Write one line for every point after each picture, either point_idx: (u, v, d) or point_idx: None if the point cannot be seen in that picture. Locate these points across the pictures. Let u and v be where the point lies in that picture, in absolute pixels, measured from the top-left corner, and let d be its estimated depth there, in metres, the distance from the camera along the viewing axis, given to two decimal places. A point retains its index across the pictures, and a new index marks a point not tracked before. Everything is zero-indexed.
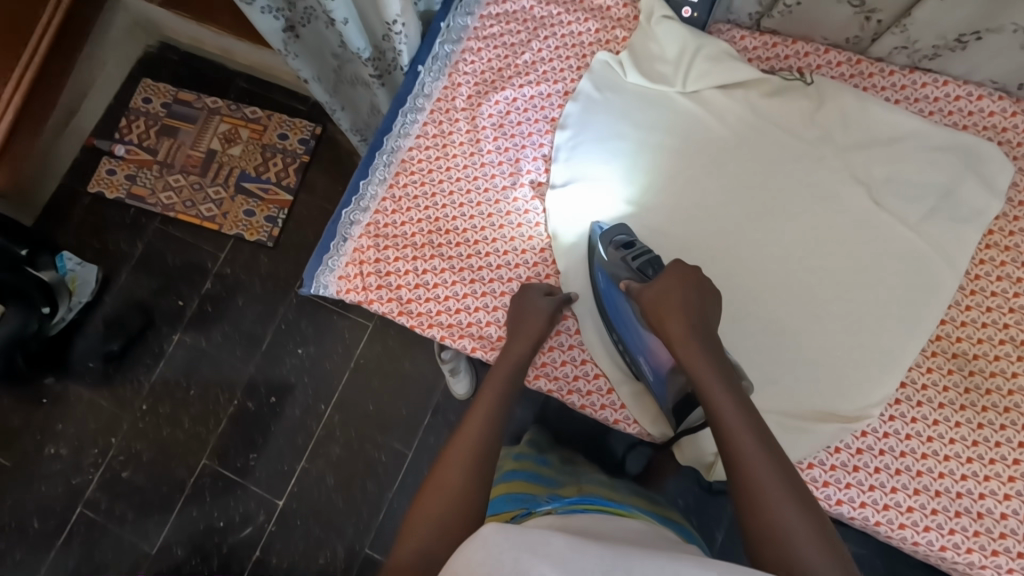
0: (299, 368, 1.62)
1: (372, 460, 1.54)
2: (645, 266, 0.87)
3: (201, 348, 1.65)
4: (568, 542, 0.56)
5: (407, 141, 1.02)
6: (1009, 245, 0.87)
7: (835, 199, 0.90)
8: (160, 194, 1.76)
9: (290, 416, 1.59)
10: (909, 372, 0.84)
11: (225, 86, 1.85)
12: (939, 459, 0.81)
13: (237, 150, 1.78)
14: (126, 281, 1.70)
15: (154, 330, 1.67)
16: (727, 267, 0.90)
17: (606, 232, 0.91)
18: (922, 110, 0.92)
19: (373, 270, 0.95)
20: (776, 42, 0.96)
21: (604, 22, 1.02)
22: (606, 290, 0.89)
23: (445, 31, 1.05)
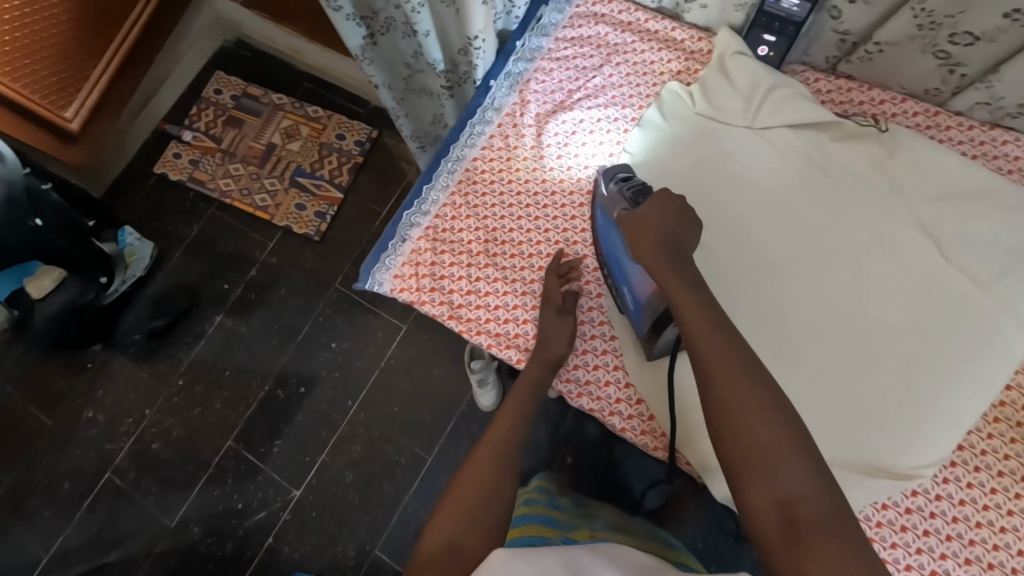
0: (331, 362, 1.66)
1: (391, 462, 1.55)
2: (638, 197, 0.88)
3: (240, 333, 1.70)
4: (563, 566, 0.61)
5: (473, 150, 1.04)
6: None
7: (902, 249, 0.88)
8: (219, 181, 1.84)
9: (317, 408, 1.62)
10: (969, 436, 0.82)
11: (291, 85, 1.94)
12: (994, 530, 0.78)
13: (295, 146, 1.86)
14: (179, 261, 1.78)
15: (197, 310, 1.73)
16: (783, 307, 0.89)
17: (608, 171, 0.94)
18: (1001, 167, 0.90)
19: (428, 273, 0.97)
20: (852, 87, 0.96)
21: (677, 54, 1.04)
22: (603, 227, 0.92)
23: (519, 50, 1.09)
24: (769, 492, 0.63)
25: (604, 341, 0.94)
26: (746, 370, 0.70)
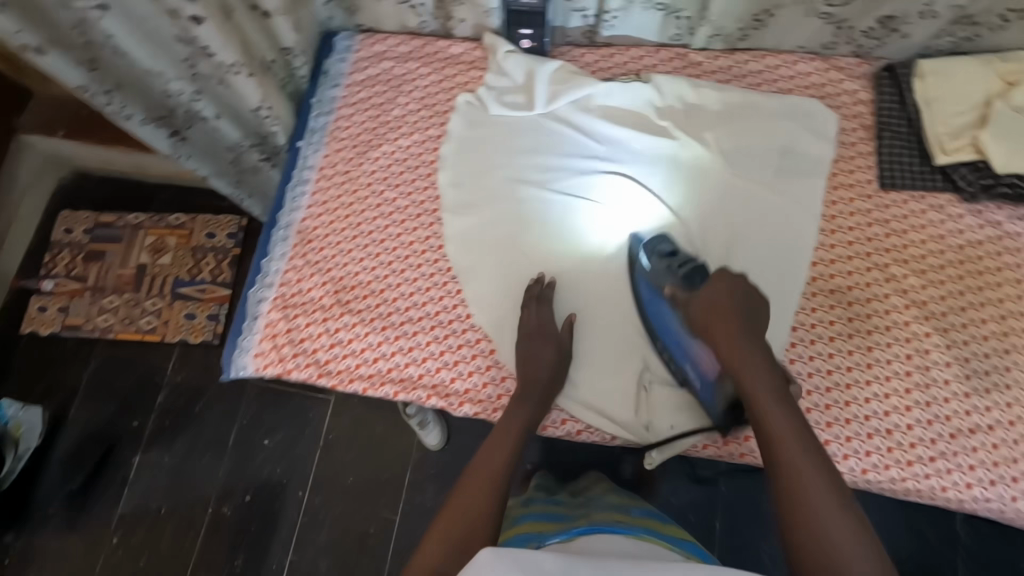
0: (270, 460, 1.58)
1: (362, 534, 1.50)
2: (689, 274, 0.89)
3: (167, 463, 1.60)
4: (560, 563, 0.63)
5: (299, 212, 1.06)
6: (853, 182, 0.94)
7: (696, 176, 0.98)
8: (97, 320, 1.74)
9: (270, 509, 1.55)
10: (798, 316, 0.89)
11: (144, 202, 1.87)
12: (842, 389, 0.85)
13: (166, 260, 1.78)
14: (77, 415, 1.66)
15: (115, 456, 1.62)
16: (617, 261, 0.97)
17: (647, 242, 0.93)
18: (752, 83, 1.01)
19: (287, 340, 0.97)
20: (613, 53, 1.06)
21: (459, 68, 1.10)
22: (651, 299, 0.91)
23: (317, 105, 1.12)
24: (817, 558, 0.64)
25: (469, 345, 0.94)
26: (810, 447, 0.71)
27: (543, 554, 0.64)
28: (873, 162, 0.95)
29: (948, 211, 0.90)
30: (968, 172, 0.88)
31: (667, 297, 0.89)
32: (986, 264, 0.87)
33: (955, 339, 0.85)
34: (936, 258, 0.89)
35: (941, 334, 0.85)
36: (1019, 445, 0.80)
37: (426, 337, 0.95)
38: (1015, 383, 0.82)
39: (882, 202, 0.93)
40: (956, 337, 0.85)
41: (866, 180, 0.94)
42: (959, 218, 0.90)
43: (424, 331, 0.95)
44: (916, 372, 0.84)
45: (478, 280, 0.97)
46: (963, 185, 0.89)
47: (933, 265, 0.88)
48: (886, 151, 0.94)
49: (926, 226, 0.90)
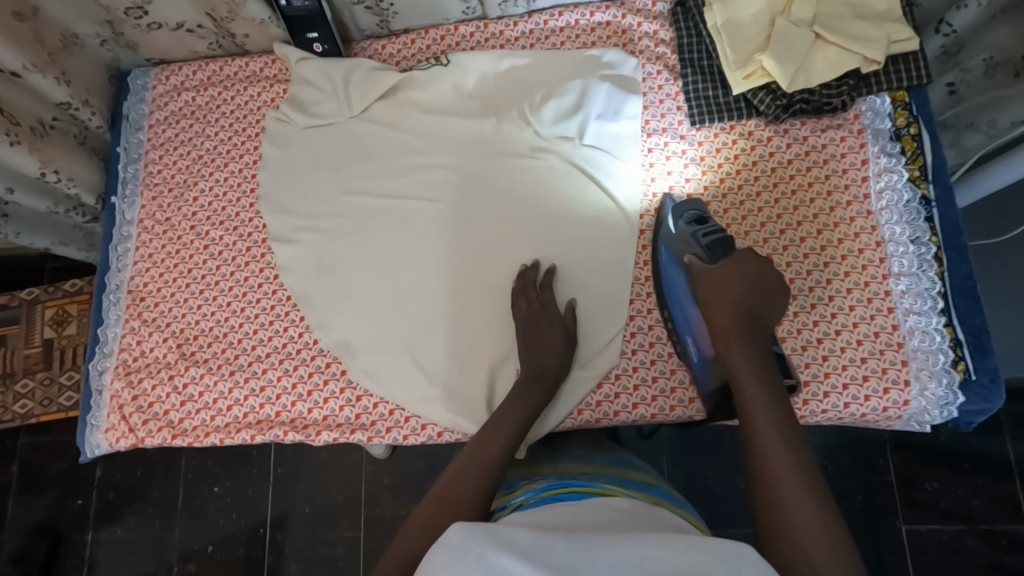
0: (224, 508, 1.43)
1: (327, 557, 1.37)
2: (714, 245, 0.82)
3: (119, 537, 1.43)
4: (535, 537, 0.55)
5: (126, 272, 1.01)
6: (665, 127, 0.94)
7: (515, 148, 0.96)
8: (14, 407, 1.46)
9: (233, 557, 1.39)
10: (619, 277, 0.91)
11: (35, 275, 1.60)
12: (665, 342, 0.88)
13: (72, 329, 1.49)
14: (16, 511, 1.46)
15: (66, 541, 1.44)
16: (454, 241, 0.94)
17: (677, 206, 0.87)
18: (555, 43, 0.99)
19: (135, 408, 0.93)
20: (413, 39, 1.01)
21: (262, 84, 1.04)
22: (668, 263, 0.86)
23: (124, 154, 1.05)
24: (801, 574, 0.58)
25: (319, 371, 0.92)
26: (793, 440, 0.68)
27: (517, 529, 0.56)
28: (681, 102, 0.94)
29: (757, 136, 0.91)
30: (765, 96, 0.88)
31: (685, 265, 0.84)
32: (800, 180, 0.88)
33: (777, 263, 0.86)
34: (753, 185, 0.89)
35: None
36: (847, 351, 0.82)
37: (277, 373, 0.92)
38: (837, 294, 0.84)
39: (694, 140, 0.92)
40: (778, 261, 0.86)
41: (677, 121, 0.94)
42: (768, 141, 0.90)
43: (274, 367, 0.92)
44: None
45: (319, 302, 0.95)
46: (764, 109, 0.89)
47: (750, 194, 0.89)
48: (691, 87, 0.93)
49: (739, 155, 0.91)
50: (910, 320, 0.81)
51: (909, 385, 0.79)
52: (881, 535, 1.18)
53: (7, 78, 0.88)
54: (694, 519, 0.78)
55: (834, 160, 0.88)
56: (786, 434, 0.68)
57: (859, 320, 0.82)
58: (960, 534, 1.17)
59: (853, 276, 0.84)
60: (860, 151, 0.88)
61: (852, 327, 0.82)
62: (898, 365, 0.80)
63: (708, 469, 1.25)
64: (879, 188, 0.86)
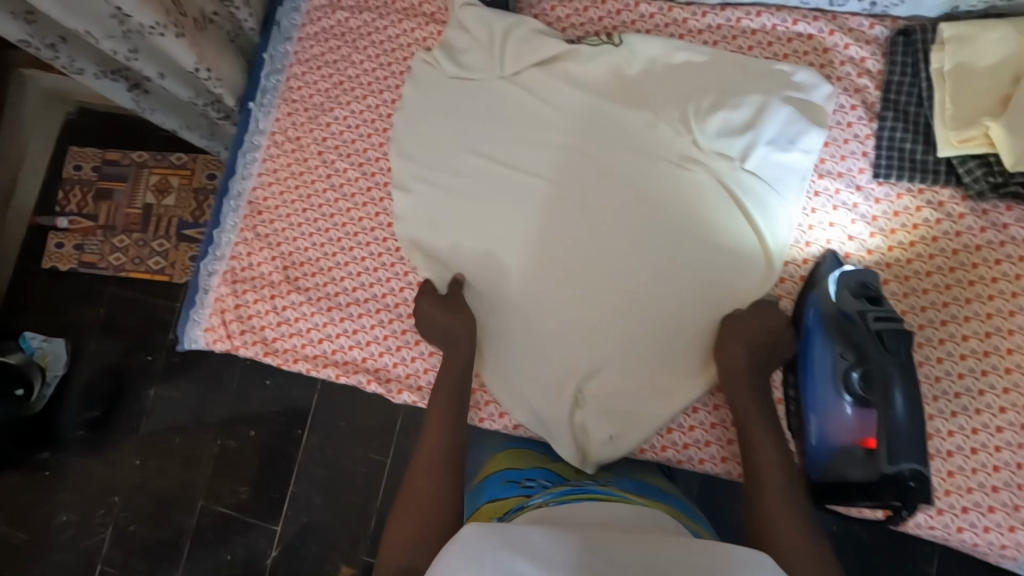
0: (270, 398, 1.43)
1: (353, 473, 1.36)
2: (887, 335, 0.68)
3: (175, 397, 1.46)
4: (547, 535, 0.55)
5: (250, 181, 1.02)
6: (841, 172, 0.83)
7: (665, 152, 0.88)
8: (110, 257, 1.54)
9: (271, 445, 1.40)
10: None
11: (146, 136, 1.58)
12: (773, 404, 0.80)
13: (171, 201, 1.54)
14: (95, 348, 1.50)
15: (129, 387, 1.48)
16: (575, 234, 0.89)
17: (847, 274, 0.75)
18: (741, 46, 0.89)
19: (235, 317, 0.96)
20: (586, 6, 0.94)
21: (418, 21, 1.00)
22: (812, 329, 0.75)
23: (269, 62, 1.04)
24: None
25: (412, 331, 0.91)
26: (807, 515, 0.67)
27: (529, 529, 0.56)
28: (869, 147, 0.83)
29: (947, 209, 0.79)
30: (976, 167, 0.77)
31: (830, 339, 0.73)
32: (982, 272, 0.77)
33: (926, 355, 0.77)
34: (924, 262, 0.79)
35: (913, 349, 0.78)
36: (977, 474, 0.73)
37: (371, 321, 0.93)
38: (987, 408, 0.74)
39: (871, 195, 0.82)
40: (927, 354, 0.77)
41: (858, 168, 0.83)
42: (958, 218, 0.79)
43: (370, 315, 0.93)
44: None
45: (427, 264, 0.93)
46: (968, 182, 0.77)
47: (918, 270, 0.79)
48: (886, 135, 0.82)
49: (918, 226, 0.80)
50: None
51: None
52: None
53: None
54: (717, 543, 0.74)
55: None
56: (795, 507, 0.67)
57: (1004, 446, 0.73)
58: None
59: (1012, 395, 0.74)
60: None
61: (993, 450, 0.73)
62: None
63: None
64: None
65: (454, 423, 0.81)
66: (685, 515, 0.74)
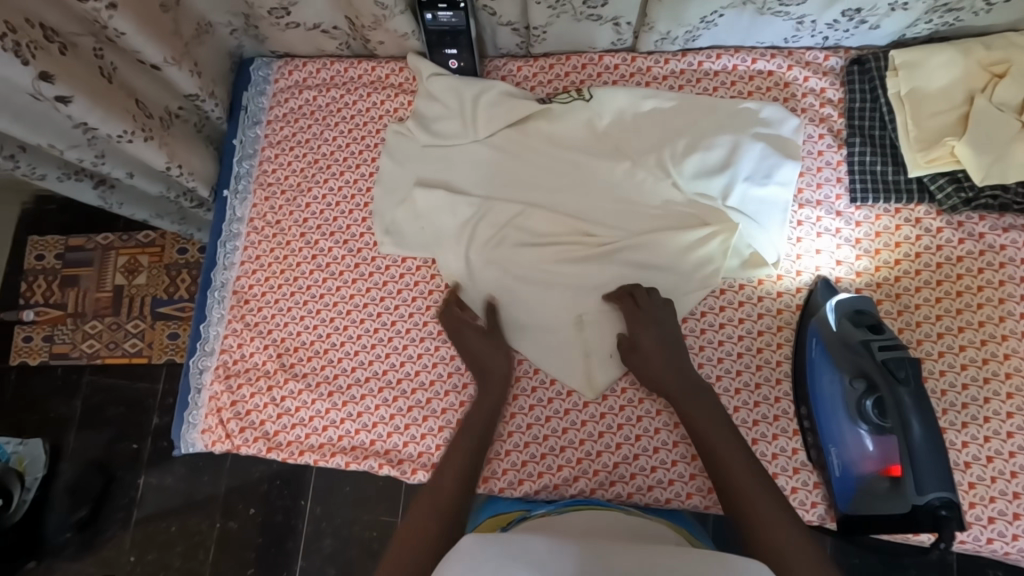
0: (268, 472, 1.38)
1: (363, 542, 1.32)
2: (893, 364, 0.68)
3: (168, 486, 1.39)
4: (549, 542, 0.57)
5: (233, 271, 1.00)
6: (819, 199, 0.86)
7: (648, 199, 0.89)
8: (82, 345, 1.47)
9: (275, 523, 1.35)
10: (739, 358, 0.83)
11: (110, 219, 1.54)
12: (789, 437, 0.78)
13: (141, 280, 1.49)
14: (76, 443, 1.42)
15: (117, 482, 1.40)
16: (571, 287, 0.89)
17: (842, 302, 0.77)
18: (706, 87, 0.92)
19: (233, 414, 0.93)
20: (552, 63, 0.96)
21: (386, 93, 1.00)
22: (817, 361, 0.78)
23: (239, 148, 1.03)
24: None
25: (417, 406, 0.89)
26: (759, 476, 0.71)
27: (531, 538, 0.58)
28: (842, 173, 0.86)
29: (925, 225, 0.82)
30: (947, 184, 0.79)
31: (837, 368, 0.76)
32: (968, 282, 0.80)
33: (930, 370, 0.79)
34: (912, 279, 0.81)
35: None
36: (997, 482, 0.74)
37: (375, 401, 0.90)
38: (994, 416, 0.76)
39: (851, 218, 0.84)
40: (930, 368, 0.79)
41: (834, 195, 0.85)
42: (937, 232, 0.82)
43: (373, 394, 0.91)
44: None
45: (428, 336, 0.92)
46: (941, 199, 0.80)
47: (907, 287, 0.81)
48: (857, 160, 0.85)
49: (900, 244, 0.82)
50: None
51: None
52: None
53: (147, 69, 0.86)
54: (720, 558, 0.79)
55: (1011, 264, 0.79)
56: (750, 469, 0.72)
57: (1016, 450, 0.75)
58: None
59: (1016, 399, 0.76)
60: None
61: (1007, 456, 0.75)
62: None
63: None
64: None
65: (471, 440, 0.81)
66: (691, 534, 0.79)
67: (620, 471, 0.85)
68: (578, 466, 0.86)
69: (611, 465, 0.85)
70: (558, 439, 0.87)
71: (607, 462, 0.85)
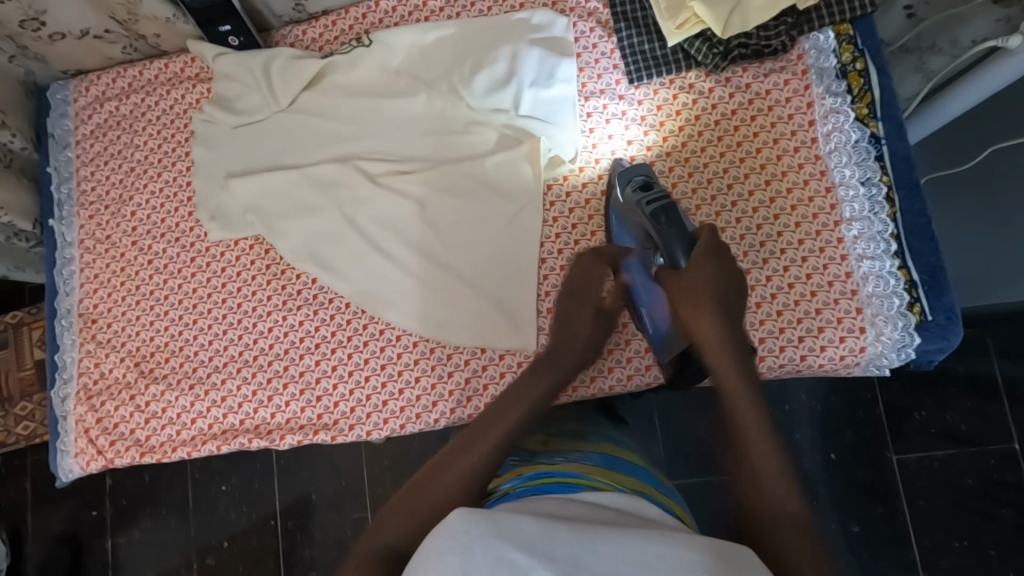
0: (236, 502, 1.35)
1: (332, 539, 1.31)
2: (659, 216, 0.75)
3: (134, 542, 1.36)
4: (542, 526, 0.49)
5: (75, 295, 0.99)
6: (603, 88, 0.90)
7: (451, 126, 0.92)
8: (17, 429, 1.36)
9: (243, 550, 1.33)
10: (560, 254, 0.88)
11: (14, 295, 1.47)
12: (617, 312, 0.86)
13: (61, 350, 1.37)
14: (32, 527, 1.39)
15: (77, 555, 1.37)
16: (398, 226, 0.91)
17: (626, 171, 0.81)
18: (484, 7, 0.94)
19: (101, 431, 0.93)
20: (332, 20, 0.97)
21: (184, 86, 1.00)
22: (620, 232, 0.83)
23: (55, 174, 1.02)
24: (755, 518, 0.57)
25: (277, 375, 0.91)
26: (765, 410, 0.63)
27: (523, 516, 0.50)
28: (618, 59, 0.90)
29: (698, 88, 0.87)
30: (701, 45, 0.84)
31: (636, 233, 0.80)
32: (744, 131, 0.85)
33: (727, 220, 0.84)
34: (697, 140, 0.86)
35: (714, 219, 0.84)
36: (800, 304, 0.80)
37: (236, 382, 0.92)
38: (789, 246, 0.82)
39: (634, 99, 0.89)
40: (727, 219, 0.84)
41: (614, 80, 0.90)
42: (710, 92, 0.86)
43: (232, 377, 0.92)
44: None
45: (275, 309, 0.93)
46: (702, 59, 0.85)
47: (694, 150, 0.86)
48: (627, 43, 0.88)
49: (681, 111, 0.87)
50: (863, 266, 0.79)
51: (864, 332, 0.78)
52: (866, 469, 1.14)
53: None
54: (677, 508, 0.69)
55: (778, 105, 0.84)
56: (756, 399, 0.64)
57: (812, 271, 0.80)
58: (950, 460, 1.12)
59: (804, 226, 0.82)
60: (805, 94, 0.83)
61: (806, 279, 0.80)
62: (853, 313, 0.78)
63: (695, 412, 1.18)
64: (826, 131, 0.82)
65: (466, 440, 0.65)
66: (654, 489, 0.70)
67: (473, 386, 0.87)
68: (435, 390, 0.88)
69: (464, 382, 0.88)
70: (412, 372, 0.89)
71: (461, 379, 0.88)
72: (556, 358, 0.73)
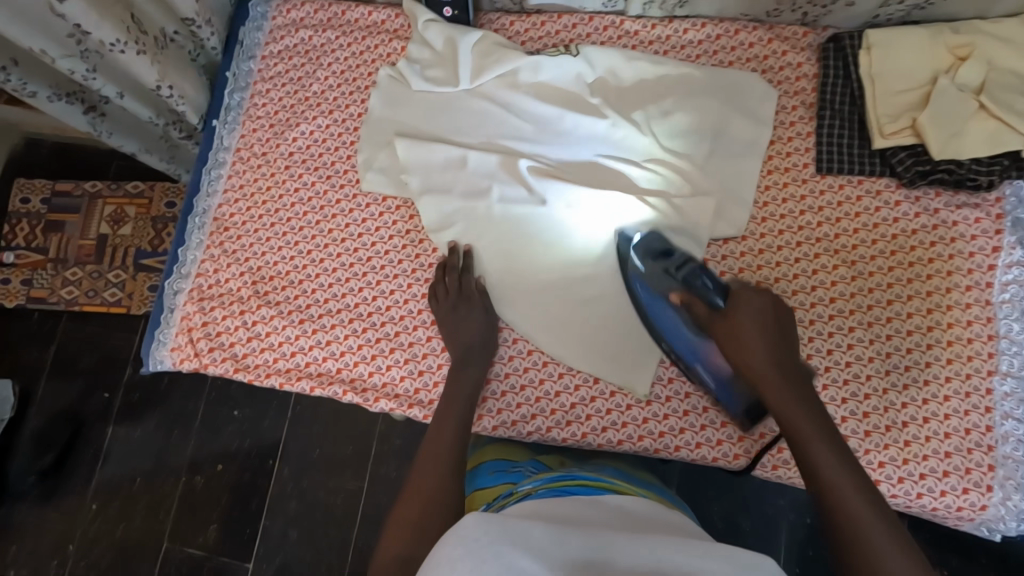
0: (239, 432, 1.34)
1: (330, 502, 1.28)
2: (690, 275, 0.82)
3: (138, 436, 1.35)
4: (549, 532, 0.51)
5: (215, 199, 1.01)
6: (788, 167, 0.90)
7: (629, 155, 0.92)
8: (61, 292, 1.41)
9: (241, 479, 1.31)
10: None
11: (100, 167, 1.49)
12: None
13: (126, 231, 1.43)
14: (50, 389, 1.38)
15: (81, 429, 1.36)
16: (547, 235, 0.90)
17: (639, 242, 0.86)
18: (690, 54, 0.96)
19: (202, 334, 0.94)
20: (544, 21, 0.99)
21: (381, 37, 1.03)
22: (651, 302, 0.84)
23: (232, 80, 1.05)
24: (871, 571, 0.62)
25: (387, 338, 0.91)
26: (842, 451, 0.69)
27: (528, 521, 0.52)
28: (812, 144, 0.90)
29: (884, 197, 0.86)
30: (906, 157, 0.84)
31: (669, 300, 0.82)
32: (919, 254, 0.84)
33: (876, 334, 0.82)
34: (868, 248, 0.85)
35: (865, 328, 0.83)
36: (931, 442, 0.78)
37: (344, 331, 0.92)
38: (933, 379, 0.80)
39: (816, 186, 0.88)
40: (878, 332, 0.83)
41: (802, 163, 0.89)
42: (895, 205, 0.86)
43: (342, 325, 0.92)
44: (836, 368, 0.82)
45: (404, 275, 0.94)
46: (900, 171, 0.84)
47: (862, 256, 0.85)
48: (826, 131, 0.88)
49: (860, 214, 0.86)
50: (1006, 425, 0.77)
51: (990, 492, 0.76)
52: None
53: None
54: None
55: (962, 240, 0.83)
56: (828, 436, 0.70)
57: (951, 413, 0.79)
58: None
59: (955, 364, 0.80)
60: (993, 237, 0.82)
61: (942, 418, 0.79)
62: (984, 468, 0.76)
63: (725, 498, 1.15)
64: (1005, 280, 0.81)
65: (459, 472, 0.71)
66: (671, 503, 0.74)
67: (576, 412, 0.87)
68: (537, 404, 0.88)
69: (568, 405, 0.87)
70: (519, 378, 0.89)
71: (564, 402, 0.88)
72: (469, 355, 0.85)
